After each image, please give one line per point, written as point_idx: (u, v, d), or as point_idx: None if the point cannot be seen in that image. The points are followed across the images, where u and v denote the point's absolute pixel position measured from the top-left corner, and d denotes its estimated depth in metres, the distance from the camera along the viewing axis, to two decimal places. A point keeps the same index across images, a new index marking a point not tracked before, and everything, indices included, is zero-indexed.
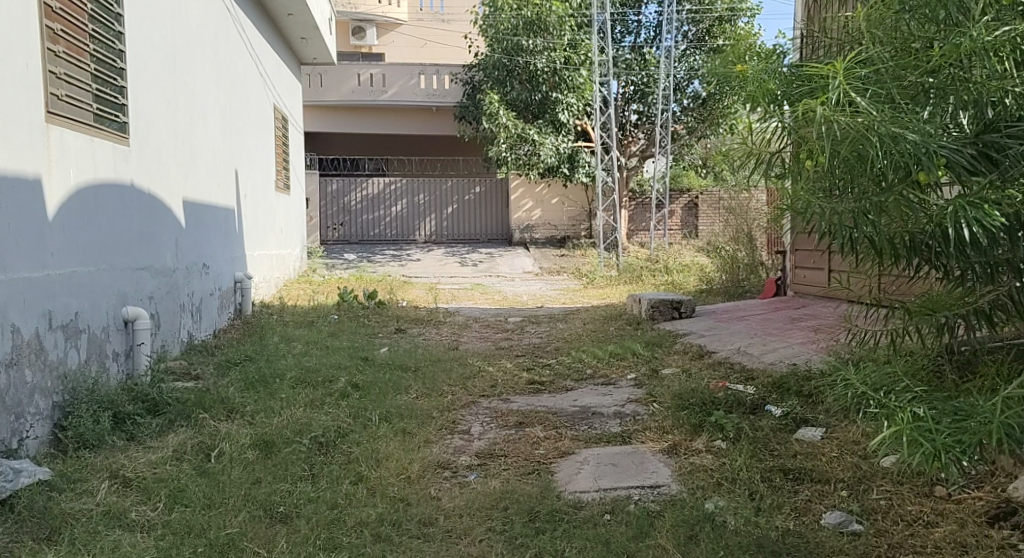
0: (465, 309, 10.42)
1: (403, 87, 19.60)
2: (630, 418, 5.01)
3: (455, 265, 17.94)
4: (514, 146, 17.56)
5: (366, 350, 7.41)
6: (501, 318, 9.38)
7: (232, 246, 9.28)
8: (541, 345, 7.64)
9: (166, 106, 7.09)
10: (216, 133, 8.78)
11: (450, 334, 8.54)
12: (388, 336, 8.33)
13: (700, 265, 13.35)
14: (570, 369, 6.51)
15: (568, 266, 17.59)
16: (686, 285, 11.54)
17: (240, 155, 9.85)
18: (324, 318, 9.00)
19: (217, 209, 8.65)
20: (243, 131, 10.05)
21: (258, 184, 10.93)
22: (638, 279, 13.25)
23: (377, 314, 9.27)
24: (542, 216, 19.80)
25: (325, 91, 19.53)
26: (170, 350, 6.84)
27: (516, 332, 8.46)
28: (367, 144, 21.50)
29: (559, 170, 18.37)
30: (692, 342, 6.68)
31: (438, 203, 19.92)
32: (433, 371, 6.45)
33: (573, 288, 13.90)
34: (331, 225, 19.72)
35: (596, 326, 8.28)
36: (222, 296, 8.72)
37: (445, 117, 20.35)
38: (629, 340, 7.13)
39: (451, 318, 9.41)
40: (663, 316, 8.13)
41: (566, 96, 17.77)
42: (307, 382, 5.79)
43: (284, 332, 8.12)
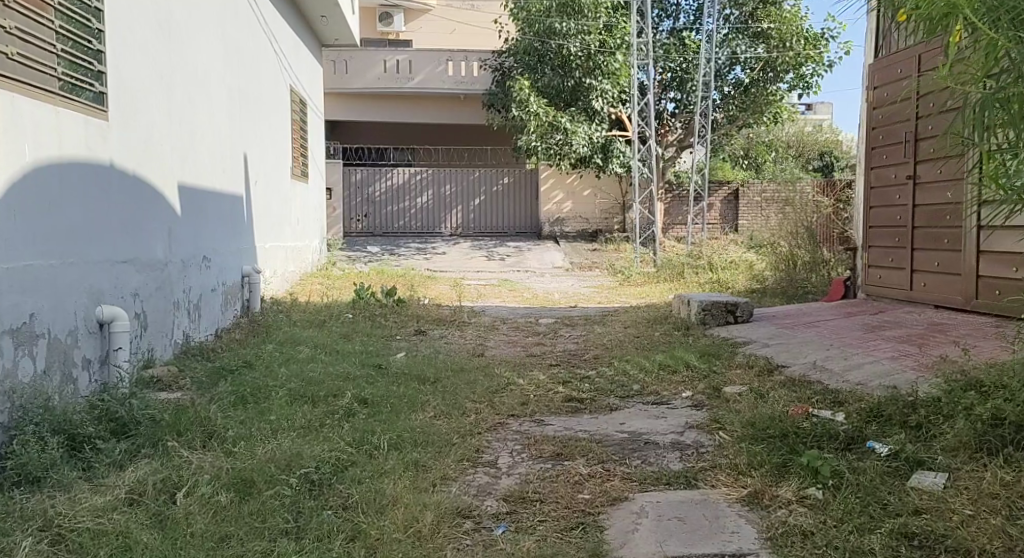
0: (492, 308, 9.54)
1: (430, 74, 18.71)
2: (692, 451, 4.11)
3: (482, 259, 17.09)
4: (545, 135, 16.64)
5: (380, 355, 6.56)
6: (532, 320, 8.50)
7: (241, 237, 8.43)
8: (579, 352, 6.75)
9: (162, 78, 6.29)
10: (224, 113, 7.97)
11: (475, 337, 7.67)
12: (406, 339, 7.48)
13: (746, 262, 12.35)
14: (614, 383, 5.63)
15: (601, 262, 16.67)
16: (735, 284, 10.57)
17: (251, 140, 9.03)
18: (338, 317, 8.17)
19: (223, 195, 7.81)
20: (255, 114, 9.24)
21: (273, 172, 10.10)
22: (679, 277, 12.30)
23: (396, 314, 8.42)
24: (574, 209, 18.85)
25: (350, 78, 18.71)
26: (158, 353, 5.99)
27: (550, 336, 7.58)
28: (393, 133, 20.73)
29: (592, 161, 17.44)
30: (756, 354, 5.77)
31: (464, 194, 19.05)
32: (456, 383, 5.59)
33: (607, 285, 12.98)
34: (354, 216, 18.96)
35: (640, 330, 7.38)
36: (227, 291, 7.87)
37: (474, 106, 19.48)
38: (680, 349, 6.23)
39: (477, 318, 8.55)
40: (715, 320, 7.23)
41: (600, 82, 16.83)
42: (308, 395, 4.95)
43: (291, 333, 7.30)
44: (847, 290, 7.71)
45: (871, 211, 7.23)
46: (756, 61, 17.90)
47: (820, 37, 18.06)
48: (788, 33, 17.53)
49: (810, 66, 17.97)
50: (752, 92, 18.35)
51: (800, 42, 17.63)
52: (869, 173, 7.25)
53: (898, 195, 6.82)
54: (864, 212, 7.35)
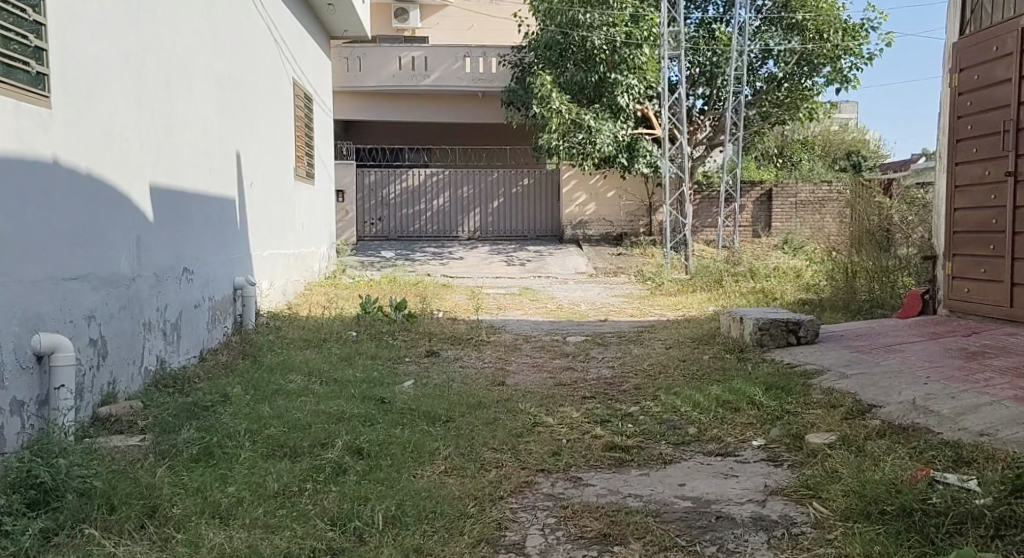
0: (514, 322, 8.57)
1: (446, 72, 17.79)
2: (782, 532, 3.17)
3: (502, 265, 16.15)
4: (567, 134, 15.66)
5: (385, 385, 5.61)
6: (558, 338, 7.51)
7: (233, 245, 7.47)
8: (616, 380, 5.77)
9: (132, 62, 5.35)
10: (214, 107, 7.03)
11: (494, 360, 6.69)
12: (416, 363, 6.52)
13: (790, 270, 11.28)
14: (665, 424, 4.65)
15: (628, 267, 15.68)
16: (783, 296, 9.52)
17: (247, 137, 8.09)
18: (340, 334, 7.23)
19: (210, 199, 6.86)
20: (252, 108, 8.31)
21: (273, 173, 9.16)
22: (717, 286, 11.28)
23: (404, 331, 7.47)
24: (597, 211, 17.85)
25: (363, 76, 17.83)
26: (120, 386, 5.05)
27: (581, 359, 6.59)
28: (409, 133, 19.83)
29: (616, 161, 16.41)
30: (837, 390, 4.77)
31: (483, 196, 18.11)
32: (473, 424, 4.62)
33: (637, 294, 11.95)
34: (368, 220, 18.09)
35: (687, 353, 6.38)
36: (214, 306, 6.90)
37: (492, 104, 18.52)
38: (740, 380, 5.24)
39: (496, 336, 7.58)
40: (774, 342, 6.26)
41: (626, 77, 15.76)
42: (290, 442, 4.01)
43: (287, 355, 6.38)
44: (925, 305, 6.73)
45: (955, 214, 6.29)
46: (790, 53, 16.81)
47: (860, 27, 16.91)
48: (825, 24, 16.45)
49: (848, 59, 16.85)
50: (785, 87, 17.26)
51: (838, 33, 16.52)
52: (953, 170, 6.31)
53: (993, 195, 5.86)
54: (946, 215, 6.40)
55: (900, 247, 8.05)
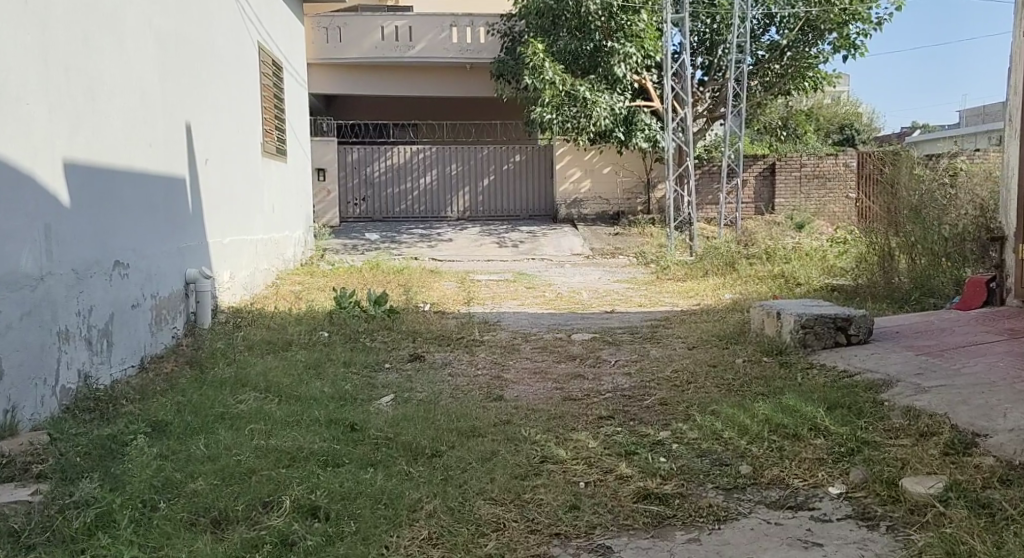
0: (508, 317, 7.59)
1: (431, 42, 16.69)
2: None
3: (493, 246, 15.15)
4: (561, 106, 14.60)
5: (356, 404, 4.61)
6: (561, 336, 6.52)
7: (183, 232, 6.43)
8: (637, 393, 4.78)
9: (34, 8, 4.29)
10: (155, 70, 5.97)
11: (487, 366, 5.69)
12: (397, 371, 5.52)
13: (810, 251, 10.28)
14: (708, 459, 3.67)
15: (627, 248, 14.73)
16: (807, 282, 8.55)
17: (200, 107, 7.03)
18: (309, 334, 6.22)
19: (150, 179, 5.82)
20: (206, 74, 7.24)
21: (234, 150, 8.11)
22: (728, 270, 10.31)
23: (384, 330, 6.48)
24: (593, 188, 16.82)
25: (343, 46, 16.67)
26: (23, 412, 4.03)
27: (591, 364, 5.59)
28: (392, 108, 18.76)
29: (614, 135, 15.34)
30: (923, 411, 3.80)
31: (472, 173, 17.07)
32: (465, 462, 3.64)
33: (640, 279, 10.95)
34: (351, 200, 17.03)
35: (717, 356, 5.40)
36: (159, 305, 5.87)
37: (480, 76, 17.42)
38: (793, 396, 4.26)
39: (488, 335, 6.58)
40: (820, 342, 5.29)
41: (623, 45, 14.62)
42: (222, 503, 3.05)
43: (245, 363, 5.38)
44: (990, 294, 5.81)
45: None
46: (795, 19, 15.73)
47: None
48: None
49: (856, 24, 15.78)
50: (790, 55, 16.20)
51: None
52: None
53: None
54: (1019, 188, 5.45)
55: (946, 225, 7.10)
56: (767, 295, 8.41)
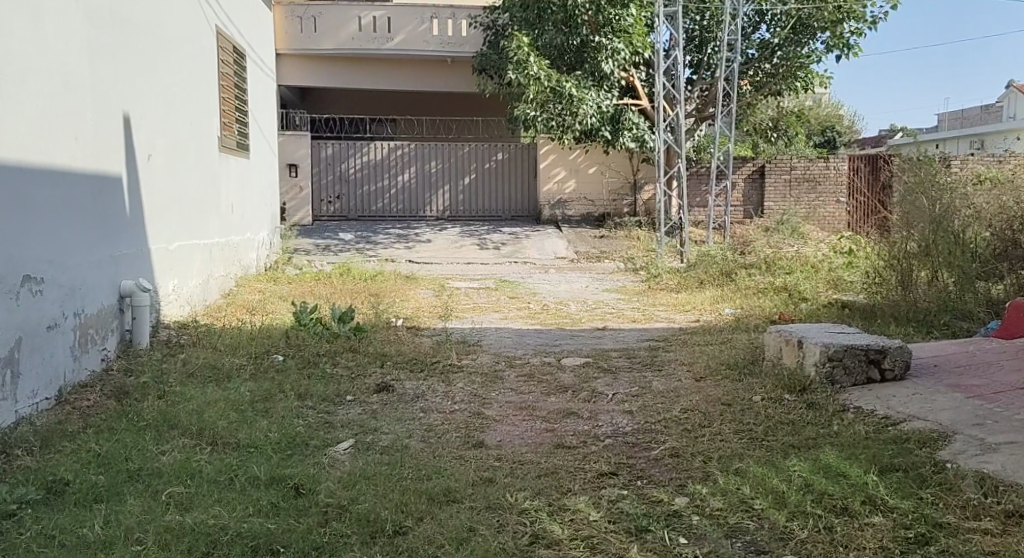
0: (488, 335, 6.83)
1: (411, 35, 15.90)
2: None
3: (473, 249, 14.39)
4: (545, 103, 13.85)
5: (307, 454, 3.85)
6: (548, 360, 5.77)
7: (116, 239, 5.63)
8: (642, 440, 4.05)
9: None
10: (82, 50, 5.19)
11: (465, 399, 4.92)
12: (360, 406, 4.76)
13: (812, 262, 9.60)
14: (739, 543, 2.95)
15: (613, 253, 14.04)
16: (813, 299, 7.86)
17: (143, 96, 6.25)
18: (261, 358, 5.43)
19: (74, 177, 5.02)
20: (151, 60, 6.47)
21: (186, 145, 7.33)
22: (724, 281, 9.60)
23: (349, 352, 5.70)
24: (577, 189, 16.09)
25: (319, 38, 15.73)
26: None
27: (585, 398, 4.85)
28: (369, 102, 17.94)
29: (600, 134, 14.62)
30: (1000, 482, 3.12)
31: (452, 171, 16.30)
32: (436, 546, 2.90)
33: (630, 289, 10.22)
34: (325, 197, 16.18)
35: (731, 392, 4.67)
36: (85, 325, 5.06)
37: (460, 71, 16.65)
38: (834, 452, 3.55)
39: (466, 358, 5.81)
40: (850, 377, 4.58)
41: (612, 40, 13.85)
42: None
43: (182, 396, 4.59)
44: None
45: None
46: (787, 17, 15.10)
47: None
48: None
49: (851, 23, 15.03)
50: (782, 54, 15.50)
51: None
52: None
53: None
54: None
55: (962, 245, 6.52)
56: (771, 310, 7.70)
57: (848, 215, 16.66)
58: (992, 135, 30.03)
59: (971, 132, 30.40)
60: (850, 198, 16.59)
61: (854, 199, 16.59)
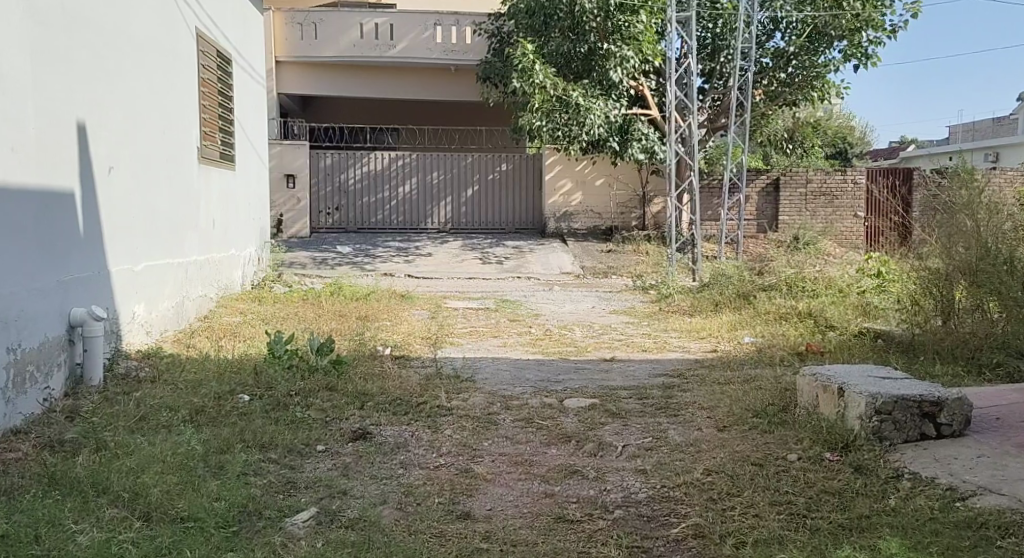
0: (484, 367, 6.17)
1: (413, 42, 15.32)
2: None
3: (476, 263, 13.77)
4: (551, 113, 13.21)
5: (258, 533, 3.23)
6: (550, 401, 5.11)
7: (63, 263, 5.01)
8: (660, 513, 3.40)
9: None
10: (23, 51, 4.59)
11: (453, 451, 4.28)
12: (331, 459, 4.12)
13: (836, 285, 8.91)
14: None
15: (621, 268, 13.40)
16: (840, 329, 7.21)
17: (104, 104, 5.68)
18: (224, 399, 4.80)
19: (6, 192, 4.41)
20: (116, 64, 5.90)
21: (159, 158, 6.75)
22: (741, 305, 8.92)
23: (325, 391, 5.05)
24: (584, 201, 15.46)
25: (319, 45, 15.21)
26: None
27: (592, 452, 4.20)
28: (372, 111, 17.41)
29: (607, 145, 13.98)
30: None
31: (455, 182, 15.70)
32: None
33: (639, 312, 9.55)
34: (324, 209, 15.58)
35: (763, 451, 4.02)
36: (21, 361, 4.43)
37: (464, 80, 16.06)
38: (896, 544, 2.92)
39: (457, 397, 5.16)
40: (900, 434, 3.94)
41: (620, 48, 13.17)
42: None
43: (126, 450, 3.97)
44: None
45: None
46: (802, 25, 14.44)
47: None
48: None
49: (868, 32, 14.40)
50: (797, 63, 14.84)
51: (858, 1, 14.02)
52: None
53: None
54: None
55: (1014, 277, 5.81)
56: (796, 340, 7.05)
57: (864, 231, 15.98)
58: (1006, 148, 29.38)
59: (986, 145, 29.70)
60: (866, 212, 15.93)
61: (871, 214, 15.95)
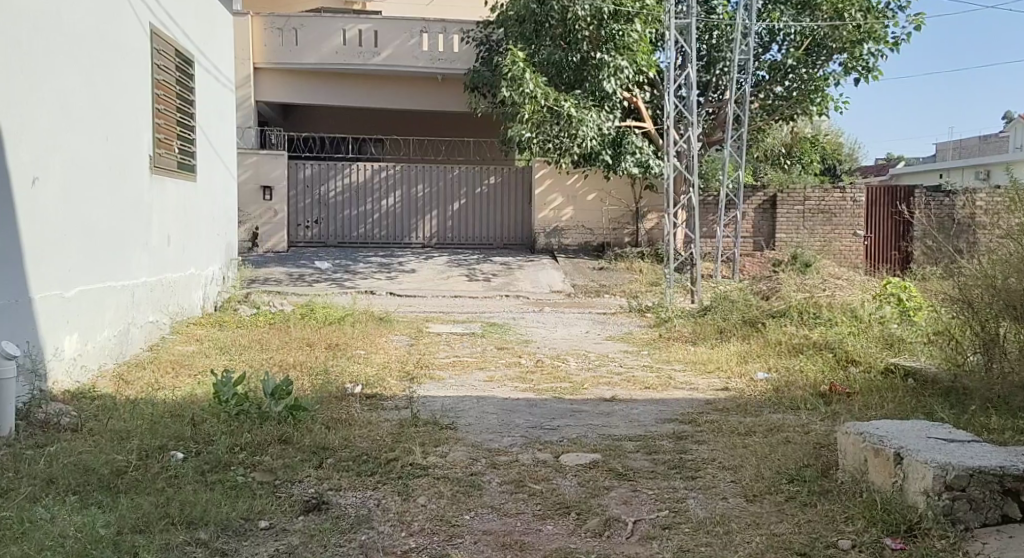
0: (468, 411, 5.37)
1: (399, 50, 14.59)
2: None
3: (461, 280, 12.99)
4: (542, 124, 12.47)
5: None
6: (544, 458, 4.34)
7: None
8: None
9: None
10: None
11: (427, 529, 3.50)
12: (275, 542, 3.35)
13: (853, 311, 8.16)
14: None
15: (615, 287, 12.65)
16: (867, 365, 6.45)
17: (23, 105, 4.87)
18: (153, 458, 4.02)
19: None
20: (43, 61, 5.12)
21: (98, 167, 5.95)
22: (749, 333, 8.16)
23: (279, 446, 4.27)
24: (575, 216, 14.71)
25: (300, 51, 14.45)
26: None
27: (596, 532, 3.44)
28: (354, 121, 16.65)
29: (600, 158, 13.25)
30: None
31: (440, 196, 14.94)
32: None
33: (639, 339, 8.77)
34: (302, 222, 14.76)
35: (807, 536, 3.28)
36: None
37: (450, 89, 15.30)
38: None
39: (434, 452, 4.37)
40: (977, 517, 3.23)
41: (614, 57, 12.42)
42: None
43: (15, 533, 3.20)
44: None
45: None
46: (801, 37, 13.73)
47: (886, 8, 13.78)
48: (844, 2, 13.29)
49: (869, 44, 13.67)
50: (795, 76, 14.11)
51: (859, 12, 13.30)
52: None
53: None
54: None
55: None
56: (816, 378, 6.29)
57: (864, 249, 15.03)
58: (998, 166, 28.75)
59: (978, 161, 29.02)
60: (867, 229, 14.99)
61: (872, 232, 15.02)
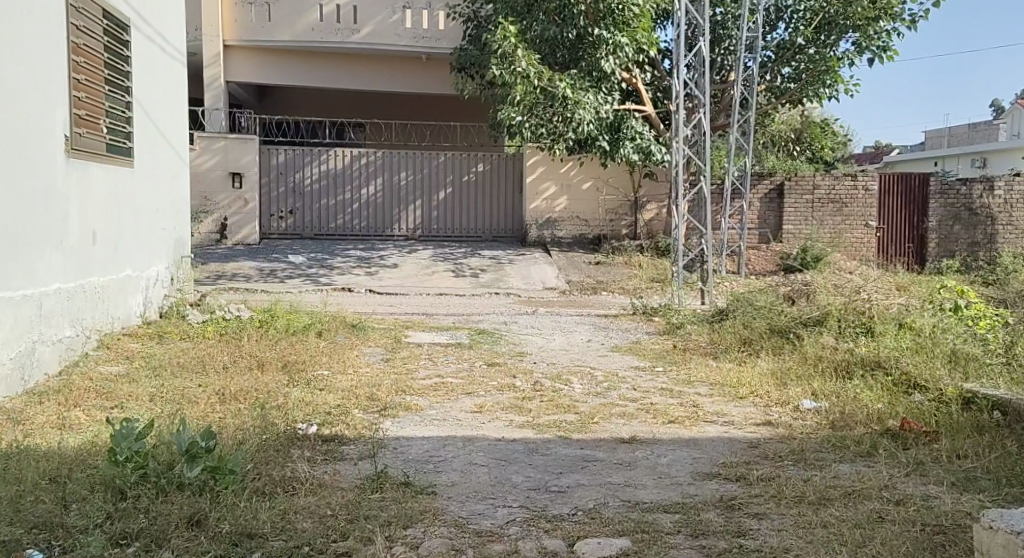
0: (452, 461, 4.17)
1: (380, 27, 13.31)
2: None
3: (447, 276, 11.78)
4: (534, 107, 11.20)
5: None
6: (554, 548, 3.19)
7: None
8: None
9: None
10: None
11: None
12: None
13: (898, 320, 7.01)
14: None
15: (615, 285, 11.48)
16: (935, 393, 5.29)
17: None
18: None
19: None
20: None
21: None
22: (780, 346, 6.99)
23: (185, 536, 3.11)
24: (569, 206, 13.50)
25: (271, 27, 13.14)
26: None
27: None
28: (332, 102, 15.38)
29: (597, 145, 11.98)
30: None
31: (423, 185, 13.71)
32: None
33: (649, 350, 7.58)
34: (275, 212, 13.49)
35: None
36: None
37: (434, 70, 14.05)
38: None
39: (402, 541, 3.19)
40: None
41: (613, 33, 11.15)
42: None
43: None
44: None
45: None
46: (811, 13, 12.44)
47: None
48: None
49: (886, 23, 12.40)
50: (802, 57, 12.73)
51: None
52: None
53: None
54: None
55: None
56: (876, 408, 5.13)
57: (878, 240, 13.54)
58: (993, 154, 27.72)
59: (973, 150, 27.99)
60: (881, 219, 13.49)
61: (886, 222, 13.52)
